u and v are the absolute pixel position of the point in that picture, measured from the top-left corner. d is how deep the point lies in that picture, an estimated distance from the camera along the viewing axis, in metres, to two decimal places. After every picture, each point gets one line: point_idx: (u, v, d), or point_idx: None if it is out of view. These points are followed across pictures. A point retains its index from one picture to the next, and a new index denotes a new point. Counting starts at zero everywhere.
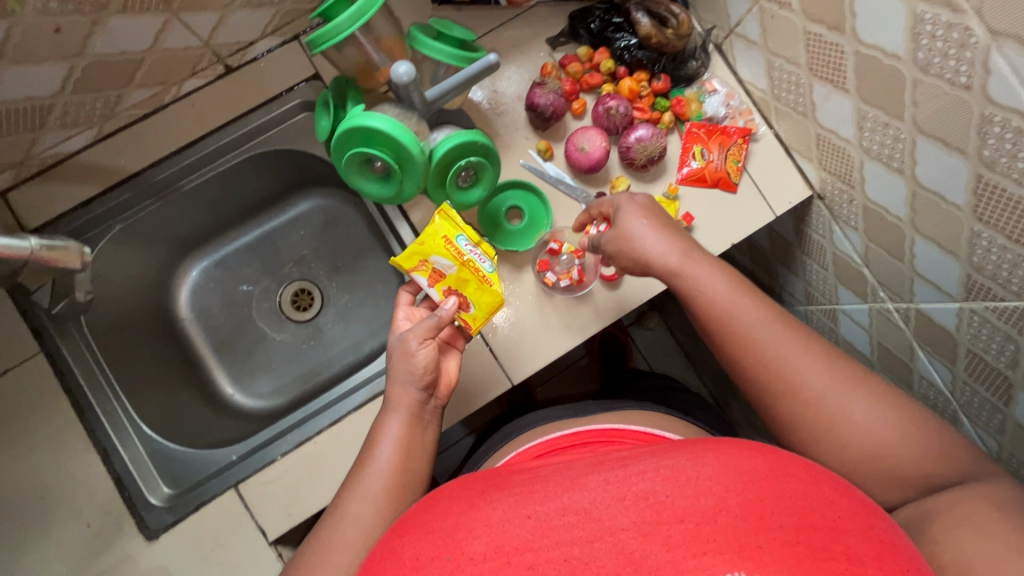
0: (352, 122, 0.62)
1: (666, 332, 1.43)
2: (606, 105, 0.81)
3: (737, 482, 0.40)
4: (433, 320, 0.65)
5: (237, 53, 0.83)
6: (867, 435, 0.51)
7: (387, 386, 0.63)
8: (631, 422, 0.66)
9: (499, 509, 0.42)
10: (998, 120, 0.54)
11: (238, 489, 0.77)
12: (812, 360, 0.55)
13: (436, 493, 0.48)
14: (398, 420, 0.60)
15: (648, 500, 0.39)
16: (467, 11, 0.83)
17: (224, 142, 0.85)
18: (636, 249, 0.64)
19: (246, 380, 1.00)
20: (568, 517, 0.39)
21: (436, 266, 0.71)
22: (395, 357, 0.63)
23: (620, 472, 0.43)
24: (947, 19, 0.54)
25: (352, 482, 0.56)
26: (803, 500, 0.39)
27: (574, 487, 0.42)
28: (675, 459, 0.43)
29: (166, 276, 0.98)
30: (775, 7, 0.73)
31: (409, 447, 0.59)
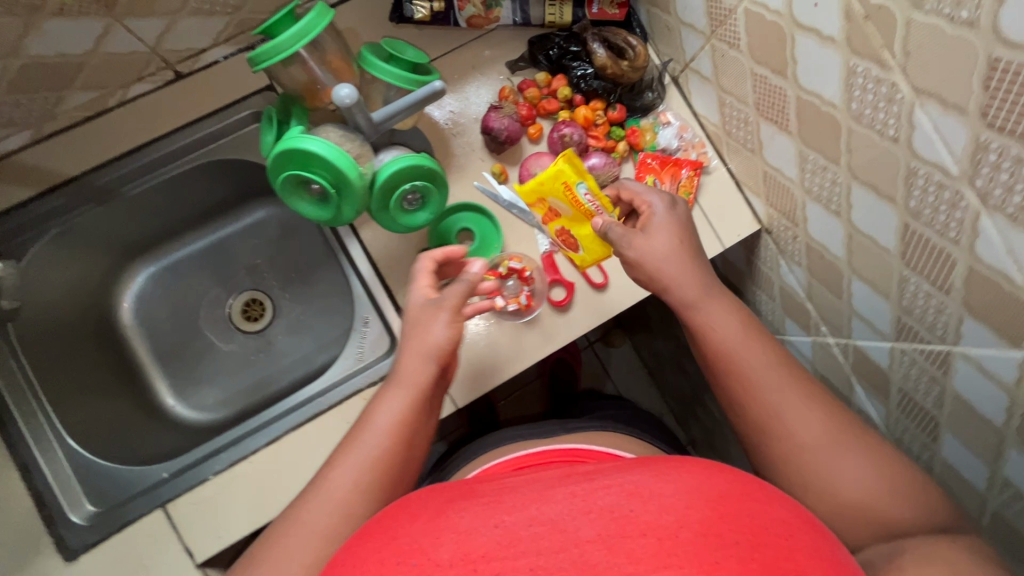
0: (284, 145, 0.55)
1: (630, 348, 1.53)
2: (561, 132, 0.82)
3: (699, 500, 0.40)
4: (462, 285, 0.66)
5: (188, 60, 0.80)
6: (860, 484, 0.56)
7: (405, 357, 0.66)
8: (591, 442, 0.72)
9: (467, 518, 0.41)
10: (922, 173, 0.57)
11: (167, 508, 0.74)
12: (812, 409, 0.60)
13: (403, 501, 0.47)
14: (402, 400, 0.63)
15: (613, 513, 0.39)
16: (426, 30, 0.84)
17: (173, 148, 0.82)
18: (659, 269, 0.70)
19: (190, 392, 0.97)
20: (535, 527, 0.39)
21: (552, 206, 0.81)
22: (419, 324, 0.66)
23: (587, 484, 0.43)
24: (877, 74, 0.56)
25: (335, 466, 0.60)
26: (758, 519, 0.39)
27: (541, 498, 0.42)
28: (639, 475, 0.43)
29: (108, 282, 0.95)
30: (725, 46, 0.74)
31: (406, 439, 0.62)
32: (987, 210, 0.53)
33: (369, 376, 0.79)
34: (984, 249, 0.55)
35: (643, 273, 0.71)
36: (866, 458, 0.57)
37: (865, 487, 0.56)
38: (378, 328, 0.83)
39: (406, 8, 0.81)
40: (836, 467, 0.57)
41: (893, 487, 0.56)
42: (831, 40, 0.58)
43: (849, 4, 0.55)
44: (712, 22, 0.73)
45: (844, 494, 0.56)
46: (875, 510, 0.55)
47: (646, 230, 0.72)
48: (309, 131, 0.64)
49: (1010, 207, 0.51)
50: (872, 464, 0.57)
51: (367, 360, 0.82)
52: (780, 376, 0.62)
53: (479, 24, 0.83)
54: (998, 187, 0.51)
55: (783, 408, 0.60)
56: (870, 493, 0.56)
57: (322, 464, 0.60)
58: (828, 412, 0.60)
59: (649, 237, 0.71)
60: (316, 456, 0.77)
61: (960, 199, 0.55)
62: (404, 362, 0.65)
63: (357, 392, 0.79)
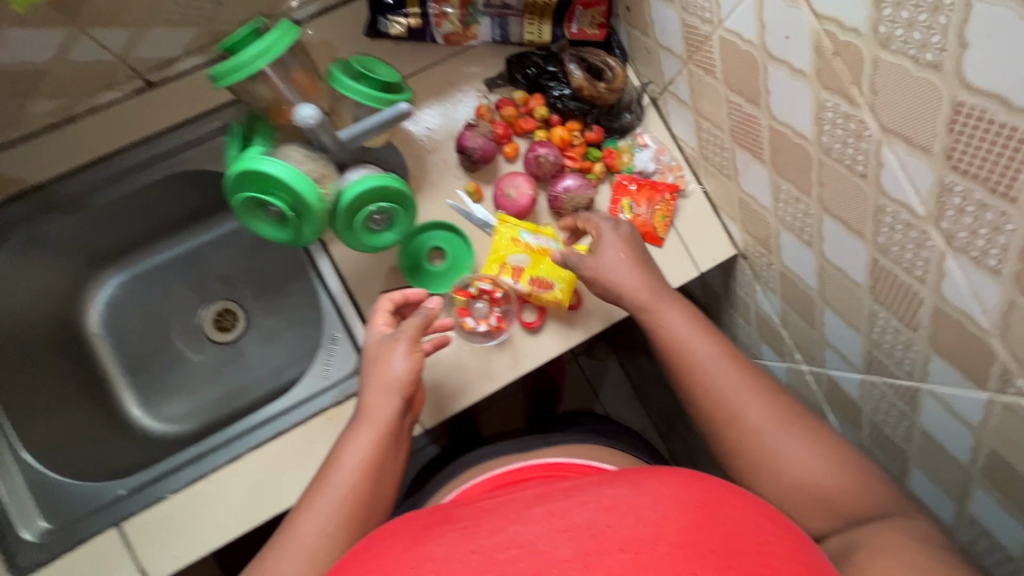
0: (241, 167, 0.54)
1: (615, 362, 1.52)
2: (536, 153, 0.81)
3: (674, 511, 0.41)
4: (419, 317, 0.70)
5: (159, 69, 0.79)
6: (804, 465, 0.60)
7: (368, 395, 0.67)
8: (573, 457, 0.73)
9: (445, 545, 0.42)
10: (889, 210, 0.57)
11: (123, 527, 0.73)
12: (753, 396, 0.64)
13: (385, 529, 0.48)
14: (367, 434, 0.64)
15: (591, 530, 0.40)
16: (403, 45, 0.83)
17: (140, 159, 0.80)
18: (611, 279, 0.73)
19: (157, 403, 0.95)
20: (513, 550, 0.40)
21: (514, 264, 0.79)
22: (380, 358, 0.68)
23: (564, 504, 0.44)
24: (846, 109, 0.55)
25: (304, 513, 0.60)
26: (734, 526, 0.41)
27: (519, 520, 0.43)
28: (616, 491, 0.45)
29: (76, 290, 0.94)
30: (701, 72, 0.73)
31: (374, 474, 0.63)
32: (952, 252, 0.53)
33: (336, 396, 0.79)
34: (950, 290, 0.55)
35: (597, 284, 0.74)
36: (808, 441, 0.61)
37: (811, 474, 0.59)
38: (347, 346, 0.81)
39: (382, 24, 0.80)
40: (780, 453, 0.61)
41: (840, 472, 0.59)
42: (802, 73, 0.58)
43: (818, 39, 0.54)
44: (689, 47, 0.73)
45: (796, 476, 0.60)
46: (823, 495, 0.58)
47: (598, 248, 0.75)
48: (271, 151, 0.62)
49: (974, 250, 0.50)
50: (815, 449, 0.60)
51: (334, 379, 0.80)
52: (726, 367, 0.66)
53: (457, 41, 0.83)
54: (962, 230, 0.51)
55: (728, 397, 0.65)
56: (822, 475, 0.59)
57: (290, 512, 0.61)
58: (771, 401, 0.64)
59: (598, 253, 0.74)
60: (278, 475, 0.76)
61: (926, 239, 0.54)
62: (368, 401, 0.66)
63: (322, 410, 0.78)
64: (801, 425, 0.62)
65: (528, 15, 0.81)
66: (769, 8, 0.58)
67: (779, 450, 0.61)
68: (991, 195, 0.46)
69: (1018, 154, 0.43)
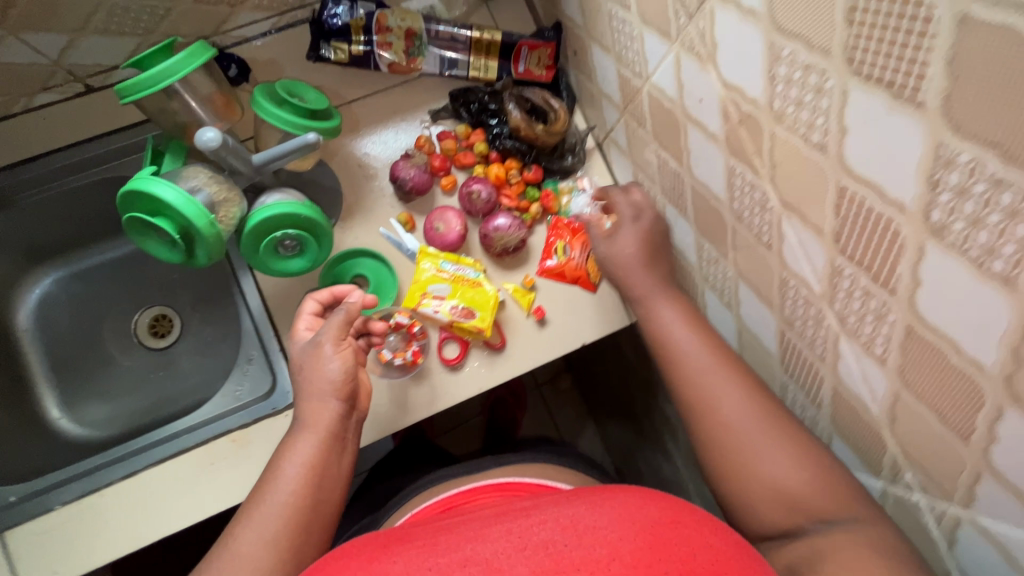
0: (125, 191, 0.54)
1: (577, 394, 1.43)
2: (469, 189, 0.80)
3: (630, 531, 0.42)
4: (341, 313, 0.66)
5: (99, 76, 0.79)
6: (769, 464, 0.57)
7: (305, 403, 0.64)
8: (524, 475, 0.66)
9: (402, 562, 0.43)
10: (791, 285, 0.55)
11: (7, 535, 0.71)
12: (727, 389, 0.62)
13: (344, 546, 0.47)
14: (310, 442, 0.61)
15: (547, 550, 0.42)
16: (348, 71, 0.83)
17: (73, 161, 0.80)
18: (619, 266, 0.74)
19: (79, 405, 0.94)
20: (471, 567, 0.41)
21: (433, 294, 0.78)
22: (309, 364, 0.65)
23: (524, 522, 0.45)
24: (751, 178, 0.54)
25: (246, 523, 0.57)
26: (690, 546, 0.42)
27: (478, 538, 0.44)
28: (576, 508, 0.45)
29: (7, 285, 0.92)
30: (635, 124, 0.73)
31: (316, 483, 0.59)
32: (845, 334, 0.51)
33: (244, 418, 0.76)
34: (844, 372, 0.54)
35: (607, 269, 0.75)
36: (777, 441, 0.58)
37: (783, 475, 0.56)
38: (262, 367, 0.80)
39: (323, 48, 0.80)
40: (748, 449, 0.59)
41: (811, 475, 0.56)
42: (714, 136, 0.57)
43: (726, 107, 0.53)
44: (625, 97, 0.73)
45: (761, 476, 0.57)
46: (794, 496, 0.56)
47: (613, 235, 0.75)
48: (176, 171, 0.62)
49: (863, 335, 0.49)
50: (785, 452, 0.57)
51: (244, 400, 0.79)
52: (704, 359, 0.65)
53: (401, 70, 0.83)
54: (852, 313, 0.49)
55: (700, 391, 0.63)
56: (787, 475, 0.56)
57: (227, 523, 0.57)
58: (745, 394, 0.61)
59: (613, 240, 0.74)
60: (175, 495, 0.74)
61: (823, 318, 0.53)
62: (308, 406, 0.63)
63: (228, 432, 0.76)
64: (775, 422, 0.59)
65: (475, 51, 0.82)
66: (686, 70, 0.57)
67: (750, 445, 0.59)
68: (874, 284, 0.45)
69: (894, 246, 0.42)
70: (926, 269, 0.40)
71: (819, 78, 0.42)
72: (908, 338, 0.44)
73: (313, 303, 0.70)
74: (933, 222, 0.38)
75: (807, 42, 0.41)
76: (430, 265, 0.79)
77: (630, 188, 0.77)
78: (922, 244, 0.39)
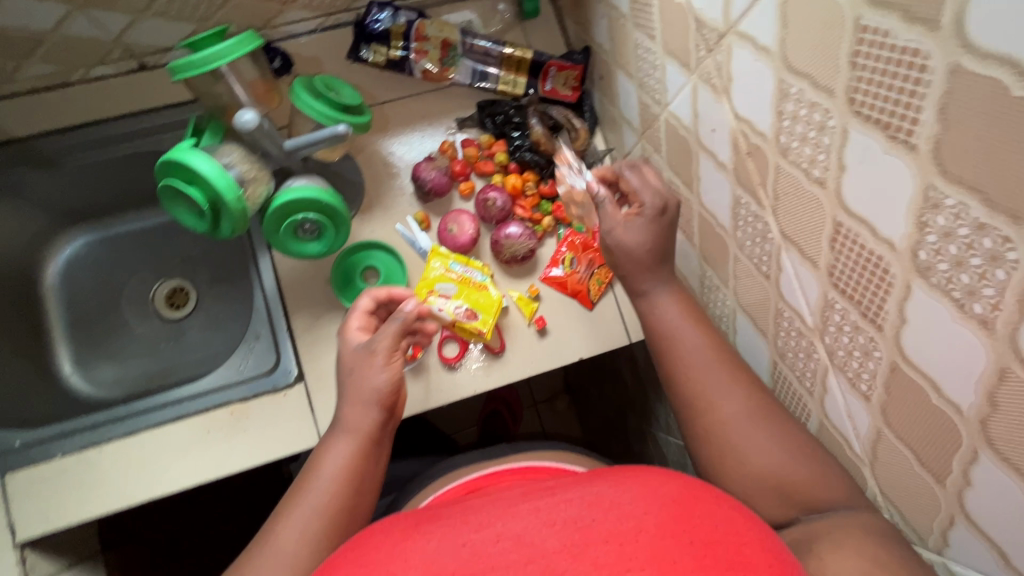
0: (165, 157, 0.58)
1: (573, 416, 1.42)
2: (486, 196, 0.83)
3: (656, 503, 0.39)
4: (396, 323, 0.62)
5: (153, 55, 0.85)
6: (767, 458, 0.55)
7: (346, 406, 0.61)
8: (542, 458, 0.64)
9: (434, 539, 0.38)
10: (786, 316, 0.57)
11: (4, 478, 0.74)
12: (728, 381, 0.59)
13: (369, 531, 0.43)
14: (350, 442, 0.59)
15: (575, 524, 0.37)
16: (383, 73, 0.87)
17: (118, 130, 0.85)
18: (627, 263, 0.67)
19: (90, 364, 0.97)
20: (502, 543, 0.36)
21: (441, 293, 0.80)
22: (356, 370, 0.62)
23: (549, 499, 0.41)
24: (755, 209, 0.56)
25: (285, 521, 0.54)
26: (721, 513, 0.39)
27: (507, 514, 0.39)
28: (600, 486, 0.41)
29: (41, 242, 0.97)
30: (651, 149, 0.76)
31: (354, 484, 0.57)
32: (833, 368, 0.52)
33: (244, 392, 0.79)
34: (830, 407, 0.54)
35: (612, 260, 0.69)
36: (771, 435, 0.55)
37: (771, 463, 0.54)
38: (267, 345, 0.83)
39: (363, 50, 0.85)
40: (744, 446, 0.56)
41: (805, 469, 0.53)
42: (723, 165, 0.59)
43: (736, 137, 0.56)
44: (644, 123, 0.75)
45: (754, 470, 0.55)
46: (784, 485, 0.53)
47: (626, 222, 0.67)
48: (211, 147, 0.65)
49: (850, 370, 0.50)
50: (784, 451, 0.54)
51: (245, 374, 0.82)
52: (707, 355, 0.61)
53: (433, 78, 0.87)
54: (841, 348, 0.50)
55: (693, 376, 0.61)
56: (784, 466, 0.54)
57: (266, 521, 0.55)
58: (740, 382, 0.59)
59: (625, 227, 0.67)
60: (169, 459, 0.76)
61: (813, 351, 0.54)
62: (347, 412, 0.60)
63: (226, 403, 0.78)
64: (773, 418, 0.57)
65: (505, 66, 0.86)
66: (702, 100, 0.60)
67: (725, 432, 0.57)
68: (863, 319, 0.46)
69: (883, 283, 0.43)
70: (912, 306, 0.41)
71: (823, 115, 0.44)
72: (892, 375, 0.45)
73: (367, 300, 0.68)
74: (920, 261, 0.39)
75: (813, 81, 0.44)
76: (440, 266, 0.81)
77: (642, 168, 0.69)
78: (909, 282, 0.41)
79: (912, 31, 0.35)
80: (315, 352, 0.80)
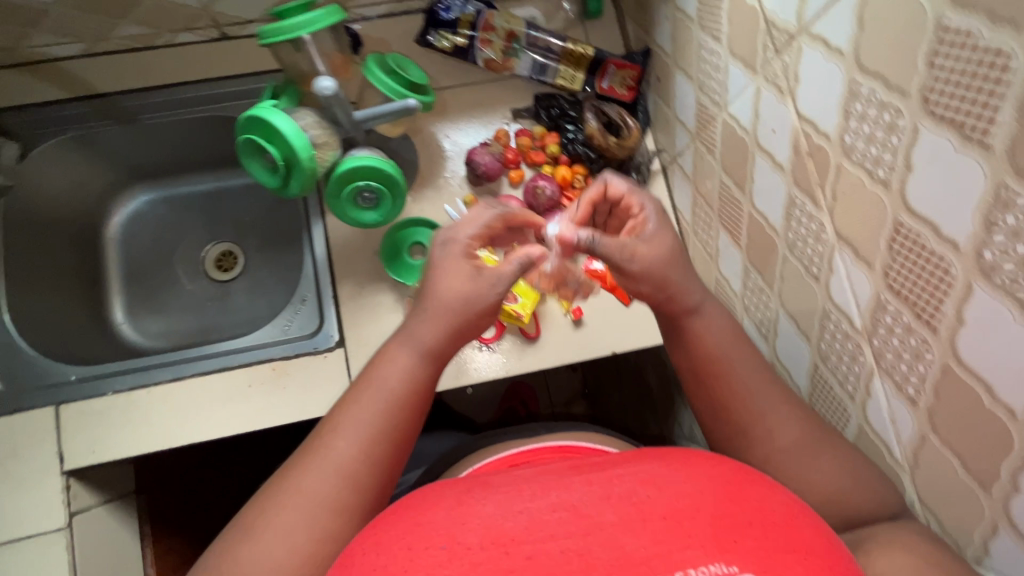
0: (251, 112, 0.62)
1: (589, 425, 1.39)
2: (536, 184, 0.85)
3: (710, 484, 0.39)
4: (514, 266, 0.60)
5: (235, 26, 0.90)
6: (813, 469, 0.54)
7: (426, 323, 0.58)
8: (578, 438, 0.65)
9: (491, 504, 0.39)
10: (833, 318, 0.57)
11: (58, 408, 0.77)
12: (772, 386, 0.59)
13: (423, 490, 0.44)
14: (416, 362, 0.58)
15: (630, 499, 0.39)
16: (448, 60, 0.91)
17: (195, 93, 0.90)
18: (668, 276, 0.60)
19: (140, 315, 1.00)
20: (559, 513, 0.38)
21: None
22: (456, 284, 0.58)
23: (600, 473, 0.42)
24: (811, 211, 0.57)
25: (341, 431, 0.55)
26: (774, 494, 0.40)
27: (560, 486, 0.41)
28: (651, 465, 0.42)
29: (108, 195, 1.02)
30: (704, 150, 0.77)
31: (414, 408, 0.57)
32: (879, 371, 0.52)
33: (286, 350, 0.82)
34: (873, 412, 0.54)
35: (649, 286, 0.60)
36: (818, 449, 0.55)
37: (814, 475, 0.54)
38: (313, 308, 0.86)
39: (431, 35, 0.88)
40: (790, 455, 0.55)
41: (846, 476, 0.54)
42: (781, 167, 0.60)
43: (798, 138, 0.57)
44: (700, 124, 0.76)
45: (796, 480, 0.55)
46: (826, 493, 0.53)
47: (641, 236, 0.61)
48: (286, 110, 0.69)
49: (898, 374, 0.50)
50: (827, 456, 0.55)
51: (290, 335, 0.85)
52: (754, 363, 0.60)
53: (495, 67, 0.90)
54: (890, 350, 0.50)
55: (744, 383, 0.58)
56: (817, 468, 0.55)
57: (321, 430, 0.56)
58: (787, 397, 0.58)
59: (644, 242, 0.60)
60: (211, 407, 0.79)
61: (860, 354, 0.54)
62: (427, 329, 0.58)
63: (269, 359, 0.81)
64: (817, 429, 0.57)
65: (566, 61, 0.89)
66: (764, 102, 0.61)
67: (760, 429, 0.58)
68: (917, 321, 0.46)
69: (942, 284, 0.43)
70: (972, 307, 0.41)
71: (893, 116, 0.45)
72: (943, 378, 0.45)
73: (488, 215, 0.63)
74: (985, 261, 0.39)
75: (886, 81, 0.45)
76: None
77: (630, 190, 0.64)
78: (970, 282, 0.41)
79: (997, 32, 0.35)
80: (358, 321, 0.83)
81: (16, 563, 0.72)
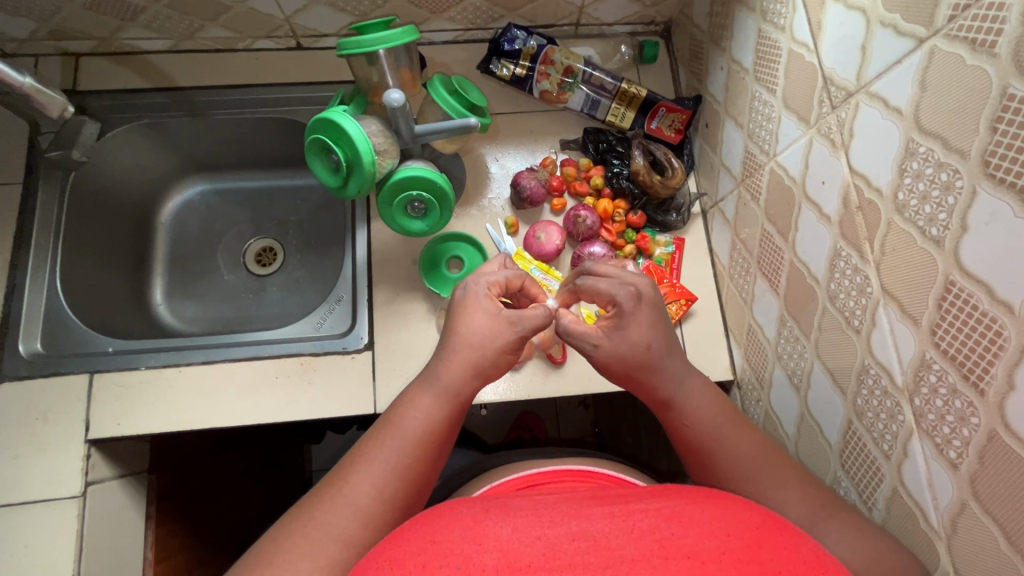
0: (324, 114, 0.67)
1: None
2: (577, 213, 0.87)
3: (735, 528, 0.39)
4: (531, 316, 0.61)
5: (311, 38, 0.96)
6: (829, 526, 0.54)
7: (449, 363, 0.61)
8: (599, 466, 0.64)
9: (509, 527, 0.39)
10: (872, 373, 0.56)
11: (93, 377, 0.80)
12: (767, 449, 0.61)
13: (439, 507, 0.44)
14: (438, 407, 0.60)
15: (653, 535, 0.38)
16: (505, 88, 0.95)
17: (265, 96, 0.96)
18: (638, 366, 0.62)
19: (177, 300, 1.03)
20: (578, 543, 0.37)
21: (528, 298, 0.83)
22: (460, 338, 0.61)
23: (621, 508, 0.42)
24: (856, 263, 0.57)
25: (359, 469, 0.55)
26: (801, 544, 0.39)
27: (579, 516, 0.41)
28: (674, 504, 0.42)
29: (167, 181, 1.07)
30: (748, 197, 0.78)
31: (430, 447, 0.58)
32: (919, 432, 0.51)
33: (315, 347, 0.83)
34: (909, 474, 0.53)
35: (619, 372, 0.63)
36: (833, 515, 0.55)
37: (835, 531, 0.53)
38: (347, 309, 0.87)
39: (493, 63, 0.93)
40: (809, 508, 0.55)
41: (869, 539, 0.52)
42: (828, 218, 0.61)
43: (848, 191, 0.58)
44: (745, 171, 0.78)
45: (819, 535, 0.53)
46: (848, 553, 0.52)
47: (615, 329, 0.62)
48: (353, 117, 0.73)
49: (939, 436, 0.49)
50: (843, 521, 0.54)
51: (321, 333, 0.86)
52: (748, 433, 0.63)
53: (550, 99, 0.93)
54: (932, 411, 0.50)
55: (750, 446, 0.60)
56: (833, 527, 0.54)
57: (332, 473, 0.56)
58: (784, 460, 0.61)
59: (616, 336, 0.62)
60: (235, 395, 0.80)
61: (898, 412, 0.53)
62: (445, 368, 0.61)
63: (298, 353, 0.82)
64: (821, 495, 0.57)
65: (618, 100, 0.92)
66: (816, 154, 0.62)
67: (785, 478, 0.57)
68: (963, 382, 0.46)
69: (993, 346, 0.43)
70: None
71: (950, 176, 0.45)
72: (989, 444, 0.44)
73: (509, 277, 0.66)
74: None
75: (945, 142, 0.46)
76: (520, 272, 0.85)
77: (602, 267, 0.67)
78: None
79: None
80: (388, 326, 0.84)
81: (26, 524, 0.73)
